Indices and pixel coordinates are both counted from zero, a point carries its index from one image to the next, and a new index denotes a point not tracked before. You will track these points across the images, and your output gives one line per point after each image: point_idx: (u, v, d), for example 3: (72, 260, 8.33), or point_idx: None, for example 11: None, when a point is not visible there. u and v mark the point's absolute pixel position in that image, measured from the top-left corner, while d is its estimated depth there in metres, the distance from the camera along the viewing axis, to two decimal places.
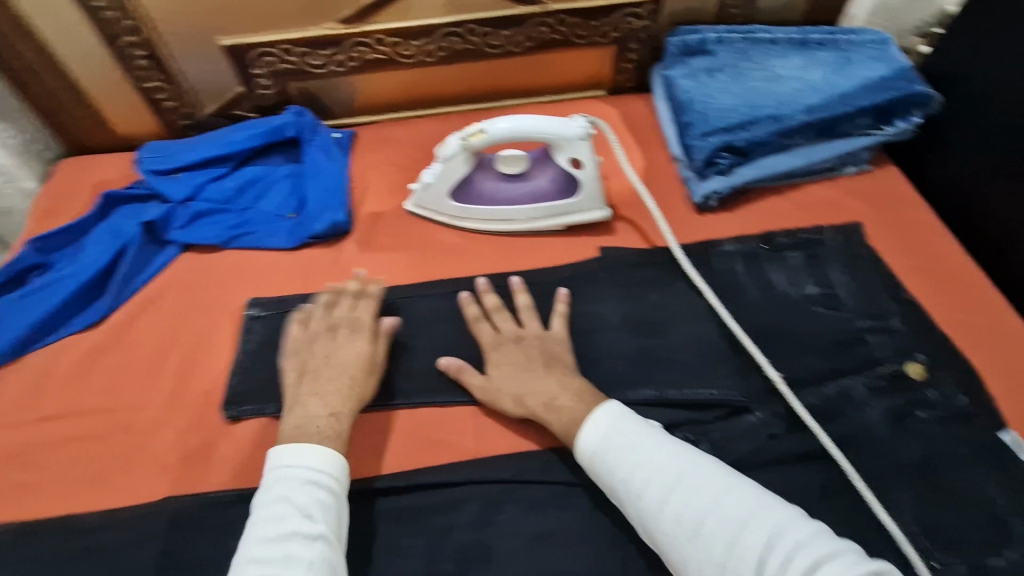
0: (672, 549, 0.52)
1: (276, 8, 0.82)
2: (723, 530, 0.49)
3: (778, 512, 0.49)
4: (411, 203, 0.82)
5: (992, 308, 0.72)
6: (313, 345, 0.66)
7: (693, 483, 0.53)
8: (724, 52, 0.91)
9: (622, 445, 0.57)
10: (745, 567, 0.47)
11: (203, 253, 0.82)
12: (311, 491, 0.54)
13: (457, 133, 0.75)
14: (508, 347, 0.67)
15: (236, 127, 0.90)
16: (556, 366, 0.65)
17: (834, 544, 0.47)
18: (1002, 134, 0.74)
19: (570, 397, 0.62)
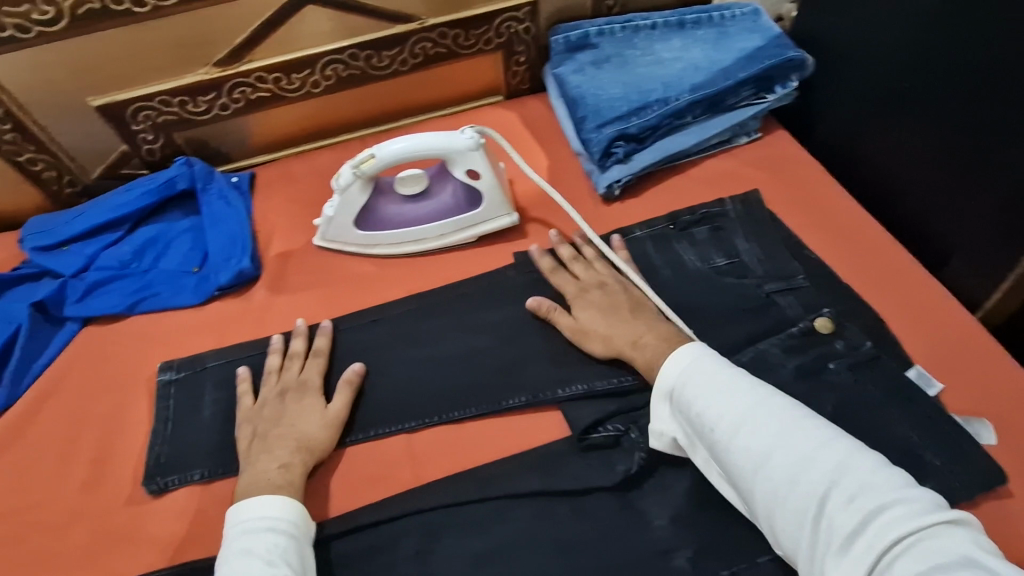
0: (739, 478, 0.53)
1: (144, 59, 0.79)
2: (790, 467, 0.50)
3: (849, 455, 0.50)
4: (318, 238, 0.81)
5: (887, 252, 0.75)
6: (261, 409, 0.65)
7: (764, 420, 0.53)
8: (607, 43, 0.93)
9: (696, 381, 0.57)
10: (807, 504, 0.49)
11: (108, 324, 0.77)
12: (272, 538, 0.54)
13: (349, 162, 0.74)
14: (593, 293, 0.70)
15: (124, 188, 0.86)
16: (641, 309, 0.68)
17: (905, 489, 0.47)
18: (867, 86, 0.78)
19: (654, 335, 0.65)
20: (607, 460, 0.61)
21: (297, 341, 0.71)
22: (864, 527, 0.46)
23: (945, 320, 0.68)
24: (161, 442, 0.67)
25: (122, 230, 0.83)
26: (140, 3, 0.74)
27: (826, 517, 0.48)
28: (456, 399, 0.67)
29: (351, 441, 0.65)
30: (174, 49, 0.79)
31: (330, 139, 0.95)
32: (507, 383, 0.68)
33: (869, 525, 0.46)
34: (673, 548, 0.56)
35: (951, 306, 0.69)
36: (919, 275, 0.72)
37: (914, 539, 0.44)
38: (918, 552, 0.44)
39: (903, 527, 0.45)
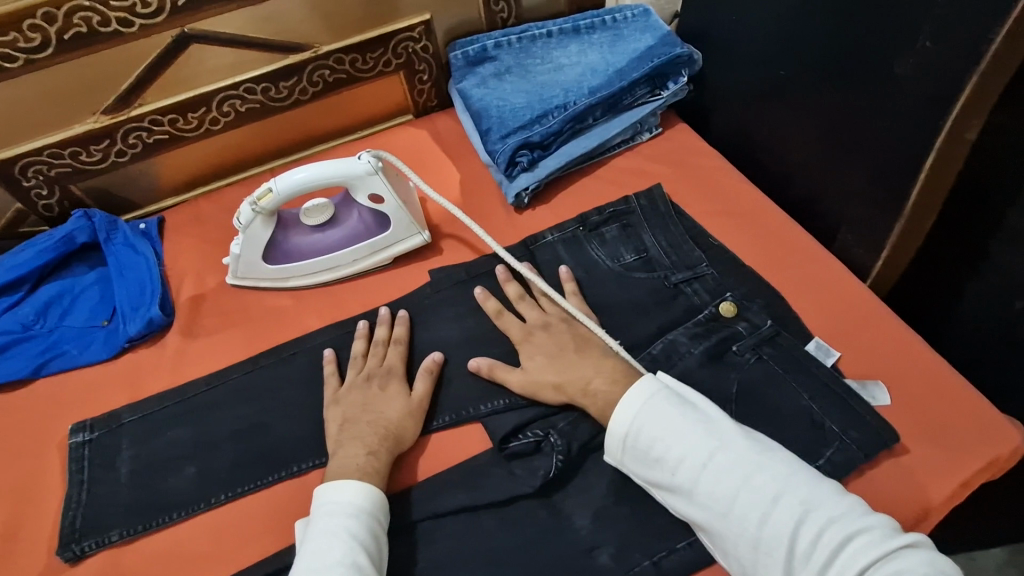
0: (705, 521, 0.54)
1: (25, 114, 0.76)
2: (756, 506, 0.51)
3: (812, 486, 0.52)
4: (230, 277, 0.79)
5: (783, 232, 0.78)
6: (349, 395, 0.66)
7: (725, 461, 0.54)
8: (506, 55, 0.94)
9: (652, 426, 0.57)
10: (777, 544, 0.50)
11: (14, 390, 0.74)
12: (358, 522, 0.55)
13: (246, 199, 0.73)
14: (536, 340, 0.69)
15: (21, 247, 0.82)
16: (588, 350, 0.67)
17: (867, 516, 0.50)
18: (751, 75, 0.81)
19: (604, 379, 0.64)
20: (528, 466, 0.62)
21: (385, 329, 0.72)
22: (833, 558, 0.48)
23: (837, 291, 0.72)
24: (74, 506, 0.64)
25: (23, 290, 0.79)
26: (10, 58, 0.71)
27: (798, 552, 0.49)
28: None
29: (276, 480, 0.65)
30: (57, 100, 0.77)
31: (240, 174, 0.94)
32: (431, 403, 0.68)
33: (838, 556, 0.48)
34: (595, 546, 0.57)
35: (843, 277, 0.73)
36: (813, 250, 0.76)
37: (882, 563, 0.47)
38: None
39: (868, 555, 0.47)
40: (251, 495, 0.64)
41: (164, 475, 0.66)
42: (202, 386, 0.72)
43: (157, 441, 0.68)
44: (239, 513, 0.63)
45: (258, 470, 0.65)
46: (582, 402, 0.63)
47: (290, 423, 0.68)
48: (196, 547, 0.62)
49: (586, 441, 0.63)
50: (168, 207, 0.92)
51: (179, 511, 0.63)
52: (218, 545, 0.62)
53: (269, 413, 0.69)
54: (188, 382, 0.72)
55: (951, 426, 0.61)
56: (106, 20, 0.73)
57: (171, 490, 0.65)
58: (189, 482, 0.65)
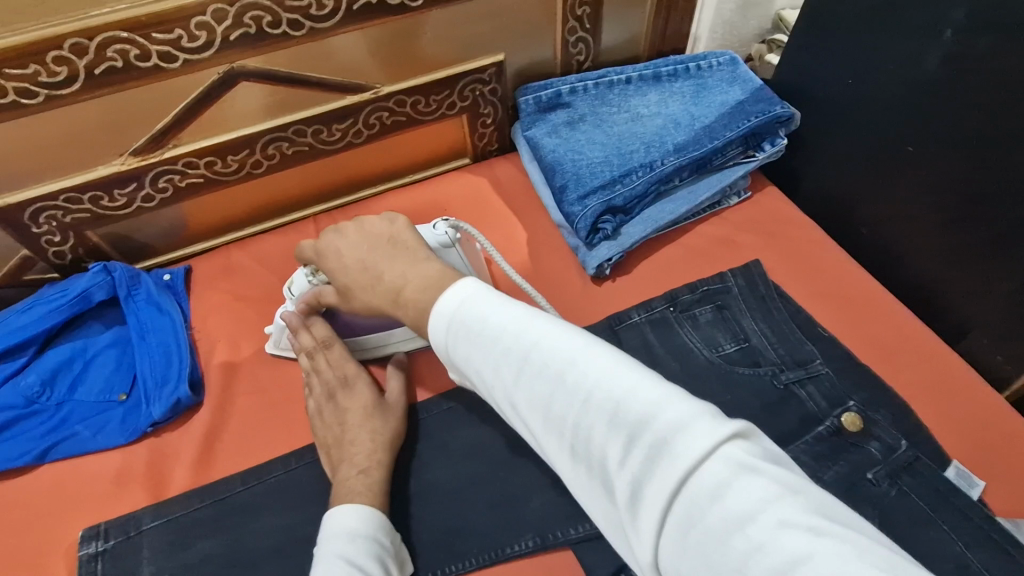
0: (528, 431, 0.44)
1: (41, 154, 0.65)
2: (570, 412, 0.41)
3: (626, 378, 0.40)
4: (271, 347, 0.70)
5: (906, 325, 0.70)
6: (325, 420, 0.62)
7: (541, 358, 0.43)
8: (580, 101, 0.85)
9: (468, 330, 0.47)
10: (591, 454, 0.40)
11: (10, 479, 0.63)
12: (363, 548, 0.51)
13: (302, 268, 0.68)
14: (338, 252, 0.61)
15: (28, 301, 0.71)
16: (397, 252, 0.58)
17: (689, 407, 0.37)
18: (865, 146, 0.73)
19: (413, 284, 0.54)
20: None
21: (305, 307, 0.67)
22: (648, 465, 0.37)
23: (970, 401, 0.64)
24: None
25: (27, 355, 0.68)
26: (30, 94, 0.61)
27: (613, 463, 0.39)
28: (450, 550, 0.57)
29: None
30: (80, 139, 0.66)
31: (277, 220, 0.84)
32: (511, 524, 0.58)
33: (650, 465, 0.37)
34: None
35: (976, 384, 0.65)
36: (938, 350, 0.67)
37: (700, 470, 0.35)
38: (703, 484, 0.35)
39: (685, 458, 0.35)
40: None
41: None
42: (238, 486, 0.62)
43: (187, 556, 0.58)
44: None
45: None
46: (400, 316, 0.56)
47: None
48: None
49: None
50: (195, 255, 0.81)
51: None
52: None
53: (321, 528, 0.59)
54: (220, 481, 0.62)
55: None
56: (145, 54, 0.62)
57: None
58: None
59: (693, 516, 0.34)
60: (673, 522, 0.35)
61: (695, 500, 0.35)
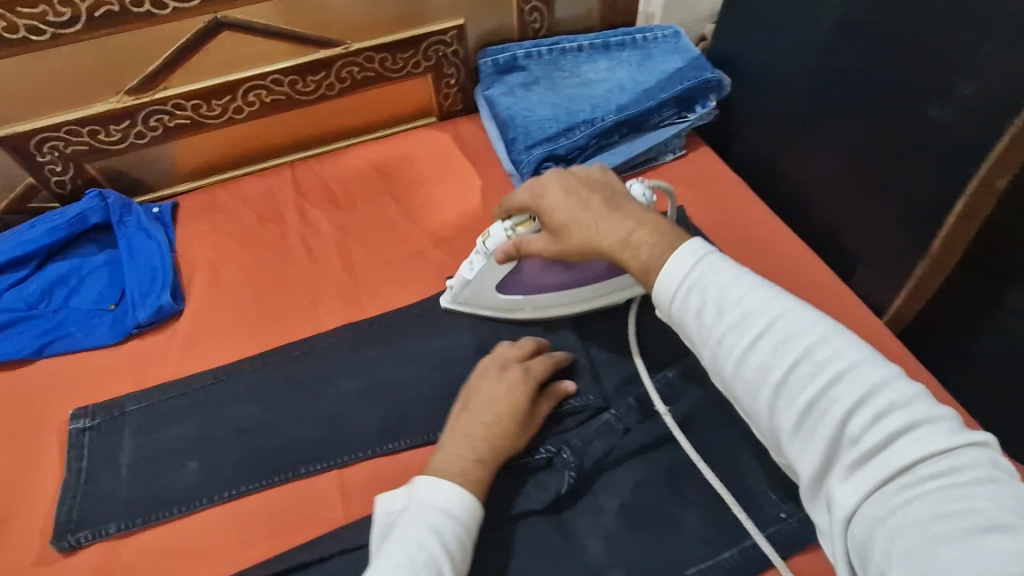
0: (746, 393, 0.45)
1: (47, 89, 0.75)
2: (809, 385, 0.42)
3: (878, 368, 0.41)
4: (448, 300, 0.74)
5: (806, 263, 0.79)
6: (475, 398, 0.62)
7: (790, 331, 0.44)
8: (535, 65, 0.94)
9: (712, 291, 0.47)
10: (821, 424, 0.41)
11: (11, 369, 0.72)
12: (445, 525, 0.52)
13: (504, 221, 0.65)
14: (549, 199, 0.61)
15: (31, 222, 0.80)
16: (620, 203, 0.59)
17: (935, 408, 0.39)
18: (778, 105, 0.82)
19: (647, 230, 0.54)
20: (540, 482, 0.62)
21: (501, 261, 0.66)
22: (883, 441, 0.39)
23: (852, 325, 0.73)
24: (70, 495, 0.63)
25: (29, 267, 0.77)
26: (38, 31, 0.70)
27: (846, 437, 0.40)
28: (389, 432, 0.67)
29: (281, 481, 0.64)
30: (81, 76, 0.75)
31: (257, 164, 0.93)
32: (444, 412, 0.68)
33: (889, 444, 0.39)
34: (601, 569, 0.57)
35: (861, 312, 0.74)
36: (831, 284, 0.76)
37: (939, 460, 0.37)
38: (935, 469, 0.37)
39: (929, 446, 0.38)
40: (254, 495, 0.63)
41: (167, 469, 0.65)
42: (209, 379, 0.70)
43: (162, 433, 0.67)
44: (244, 511, 0.63)
45: (263, 470, 0.64)
46: (626, 258, 0.55)
47: (303, 424, 0.67)
48: (196, 545, 0.61)
49: (599, 456, 0.63)
50: (182, 192, 0.90)
51: (179, 506, 0.62)
52: (222, 545, 0.61)
53: (281, 413, 0.68)
54: (194, 375, 0.71)
55: None
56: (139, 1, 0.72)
57: (174, 484, 0.64)
58: (191, 476, 0.64)
59: (917, 497, 0.37)
60: (890, 494, 0.38)
61: (924, 484, 0.37)
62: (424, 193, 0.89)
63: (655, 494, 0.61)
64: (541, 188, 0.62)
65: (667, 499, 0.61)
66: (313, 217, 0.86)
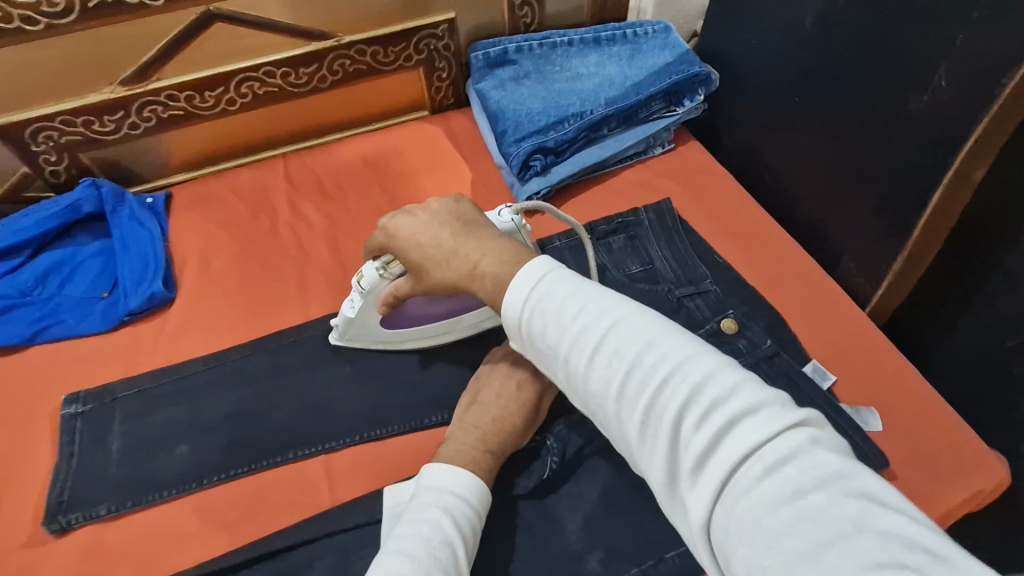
0: (598, 407, 0.43)
1: (41, 79, 0.76)
2: (643, 391, 0.40)
3: (702, 364, 0.40)
4: (337, 337, 0.71)
5: (789, 255, 0.80)
6: (487, 391, 0.63)
7: (620, 339, 0.42)
8: (525, 59, 0.94)
9: (549, 309, 0.45)
10: (658, 431, 0.39)
11: (6, 356, 0.73)
12: (457, 507, 0.53)
13: (374, 261, 0.64)
14: (404, 238, 0.59)
15: (26, 211, 0.81)
16: (472, 231, 0.56)
17: (758, 394, 0.38)
18: (764, 100, 0.83)
19: (493, 258, 0.53)
20: (524, 467, 0.63)
21: (380, 302, 0.65)
22: (715, 439, 0.37)
23: (835, 315, 0.74)
24: (62, 479, 0.64)
25: (24, 255, 0.78)
26: (32, 21, 0.71)
27: (682, 441, 0.38)
28: (377, 418, 0.68)
29: (270, 465, 0.65)
30: (75, 66, 0.76)
31: (251, 156, 0.94)
32: (430, 400, 0.69)
33: (717, 442, 0.37)
34: (582, 551, 0.59)
35: (843, 302, 0.75)
36: (814, 275, 0.77)
37: (765, 450, 0.35)
38: (764, 462, 0.35)
39: (754, 439, 0.36)
40: (242, 479, 0.64)
41: (157, 453, 0.66)
42: (200, 366, 0.71)
43: (152, 418, 0.68)
44: (232, 494, 0.64)
45: (251, 454, 0.66)
46: (475, 289, 0.54)
47: (292, 410, 0.68)
48: (185, 527, 0.62)
49: (582, 442, 0.64)
50: (176, 183, 0.91)
51: (169, 489, 0.63)
52: (210, 527, 0.62)
53: (270, 399, 0.69)
54: (184, 362, 0.72)
55: (935, 455, 0.63)
56: None
57: (163, 468, 0.65)
58: (180, 461, 0.65)
59: (752, 493, 0.35)
60: (727, 494, 0.36)
61: (757, 477, 0.35)
62: (415, 185, 0.90)
63: (636, 478, 0.62)
64: (392, 228, 0.60)
65: (647, 483, 0.62)
66: (304, 207, 0.87)
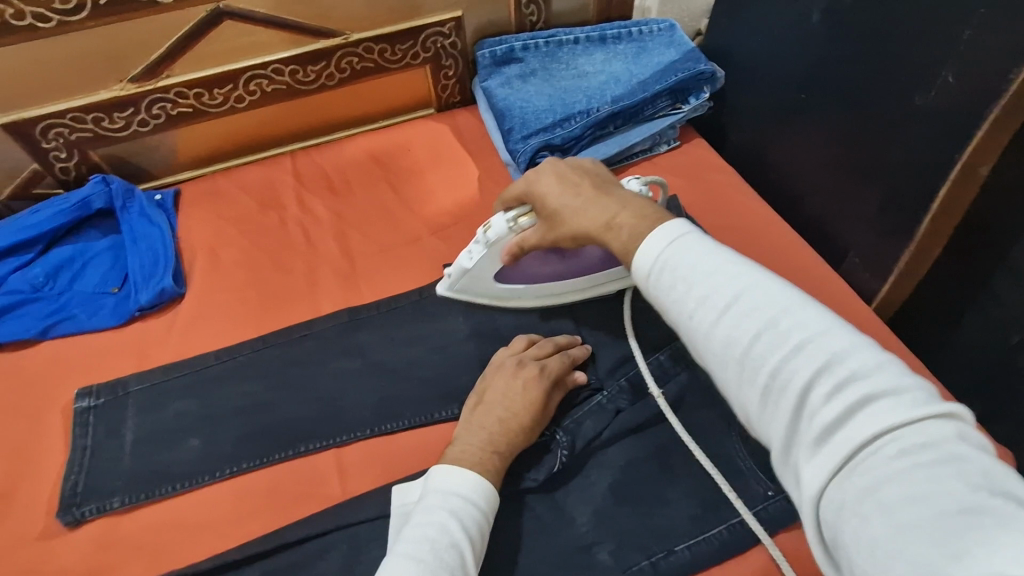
0: (719, 368, 0.42)
1: (53, 76, 0.76)
2: (772, 356, 0.39)
3: (844, 339, 0.38)
4: (446, 288, 0.73)
5: (794, 251, 0.80)
6: (493, 393, 0.64)
7: (755, 302, 0.41)
8: (532, 57, 0.95)
9: (682, 267, 0.44)
10: (785, 397, 0.38)
11: (17, 351, 0.74)
12: (464, 508, 0.54)
13: (505, 212, 0.64)
14: (542, 188, 0.60)
15: (36, 207, 0.81)
16: (608, 189, 0.57)
17: (903, 378, 0.36)
18: (770, 97, 0.83)
19: (631, 213, 0.52)
20: (533, 461, 0.63)
21: (502, 253, 0.66)
22: (848, 414, 0.35)
23: (841, 310, 0.74)
24: (75, 471, 0.65)
25: (34, 251, 0.79)
26: (44, 19, 0.71)
27: (810, 411, 0.37)
28: (387, 412, 0.68)
29: (281, 459, 0.66)
30: (86, 64, 0.77)
31: (259, 153, 0.94)
32: (440, 394, 0.69)
33: (852, 416, 0.35)
34: (592, 543, 0.59)
35: (848, 297, 0.75)
36: (820, 271, 0.78)
37: (905, 433, 0.33)
38: (897, 442, 0.33)
39: (890, 418, 0.34)
40: (253, 473, 0.65)
41: (168, 447, 0.66)
42: (210, 360, 0.72)
43: (163, 412, 0.68)
44: (244, 487, 0.64)
45: (262, 448, 0.66)
46: (609, 241, 0.53)
47: (303, 404, 0.69)
48: (196, 520, 0.62)
49: (592, 436, 0.64)
50: (184, 180, 0.91)
51: (181, 482, 0.64)
52: (221, 520, 0.62)
53: (280, 394, 0.70)
54: (195, 356, 0.73)
55: None
56: None
57: (175, 462, 0.65)
58: (191, 455, 0.66)
59: (878, 471, 0.33)
60: (854, 471, 0.34)
61: (889, 456, 0.33)
62: (423, 182, 0.90)
63: (644, 471, 0.63)
64: (534, 177, 0.61)
65: (656, 478, 0.62)
66: (312, 204, 0.87)
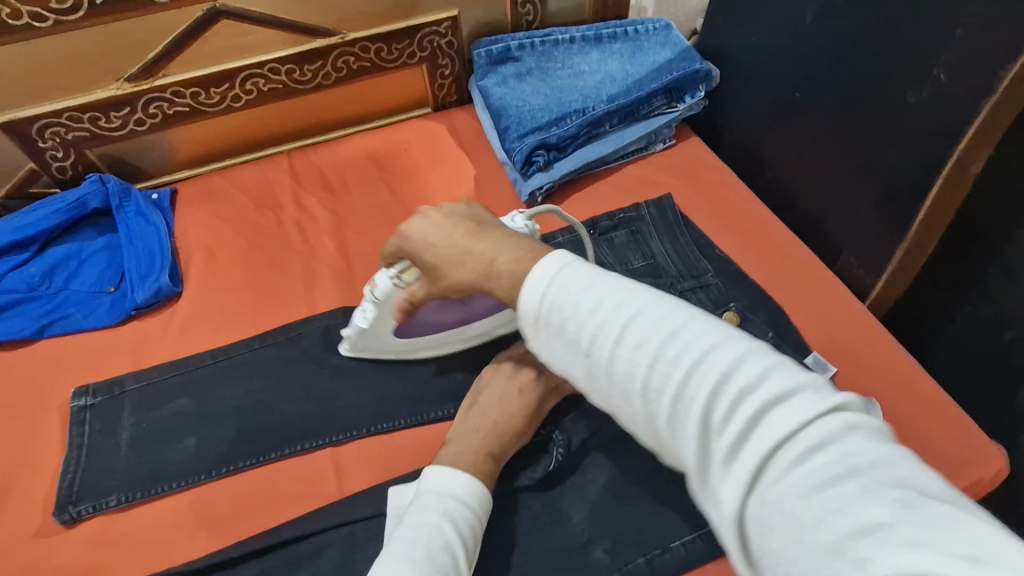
0: (622, 400, 0.41)
1: (50, 76, 0.77)
2: (671, 381, 0.38)
3: (731, 350, 0.38)
4: (348, 348, 0.70)
5: (790, 249, 0.80)
6: (488, 395, 0.64)
7: (643, 328, 0.40)
8: (528, 56, 0.95)
9: (565, 301, 0.43)
10: (689, 422, 0.37)
11: (14, 350, 0.74)
12: (457, 511, 0.54)
13: (387, 268, 0.63)
14: (416, 242, 0.58)
15: (32, 207, 0.82)
16: (485, 231, 0.55)
17: (792, 379, 0.36)
18: (764, 95, 0.83)
19: (508, 256, 0.50)
20: (529, 459, 0.64)
21: (393, 309, 0.64)
22: (749, 430, 0.35)
23: (837, 308, 0.74)
24: (72, 470, 0.65)
25: (31, 250, 0.79)
26: (41, 18, 0.72)
27: (715, 432, 0.36)
28: (384, 411, 0.68)
29: (279, 457, 0.66)
30: (83, 63, 0.77)
31: (255, 152, 0.94)
32: (436, 393, 0.70)
33: (752, 432, 0.35)
34: (588, 541, 0.59)
35: (842, 295, 0.75)
36: (815, 269, 0.78)
37: (804, 441, 0.33)
38: (796, 450, 0.33)
39: (789, 424, 0.34)
40: (251, 471, 0.65)
41: (166, 445, 0.66)
42: (207, 360, 0.72)
43: (160, 411, 0.69)
44: (241, 486, 0.64)
45: (259, 447, 0.66)
46: (491, 288, 0.51)
47: (300, 402, 0.69)
48: (193, 518, 0.62)
49: (588, 434, 0.65)
50: (181, 179, 0.92)
51: (178, 480, 0.64)
52: (219, 518, 0.62)
53: (277, 392, 0.70)
54: (192, 356, 0.73)
55: (934, 444, 0.64)
56: None
57: (172, 460, 0.65)
58: (187, 454, 0.66)
59: (784, 483, 0.33)
60: (765, 488, 0.33)
61: (791, 464, 0.33)
62: (420, 182, 0.90)
63: (640, 468, 0.63)
64: (403, 233, 0.59)
65: (652, 475, 0.62)
66: (309, 204, 0.87)
